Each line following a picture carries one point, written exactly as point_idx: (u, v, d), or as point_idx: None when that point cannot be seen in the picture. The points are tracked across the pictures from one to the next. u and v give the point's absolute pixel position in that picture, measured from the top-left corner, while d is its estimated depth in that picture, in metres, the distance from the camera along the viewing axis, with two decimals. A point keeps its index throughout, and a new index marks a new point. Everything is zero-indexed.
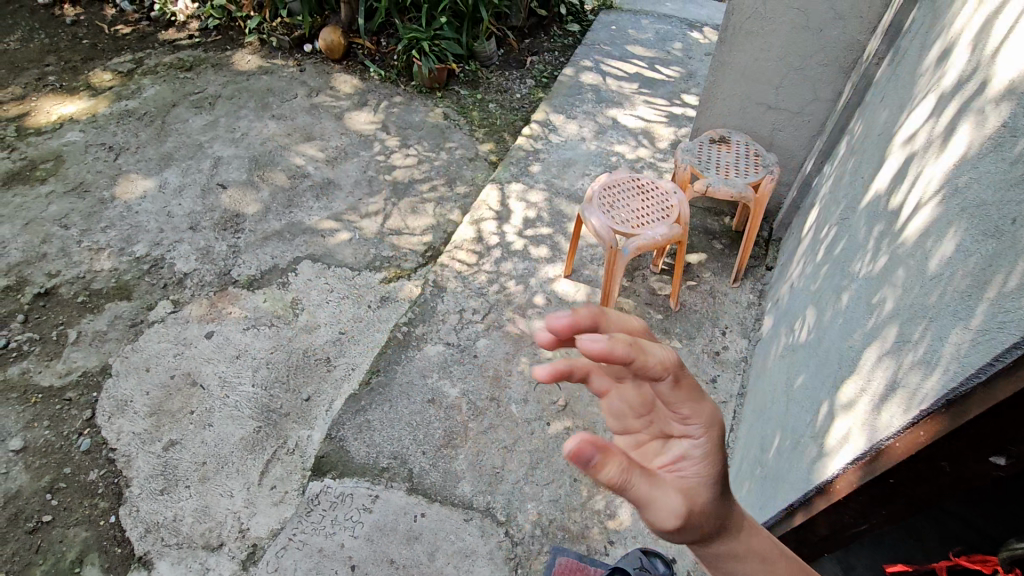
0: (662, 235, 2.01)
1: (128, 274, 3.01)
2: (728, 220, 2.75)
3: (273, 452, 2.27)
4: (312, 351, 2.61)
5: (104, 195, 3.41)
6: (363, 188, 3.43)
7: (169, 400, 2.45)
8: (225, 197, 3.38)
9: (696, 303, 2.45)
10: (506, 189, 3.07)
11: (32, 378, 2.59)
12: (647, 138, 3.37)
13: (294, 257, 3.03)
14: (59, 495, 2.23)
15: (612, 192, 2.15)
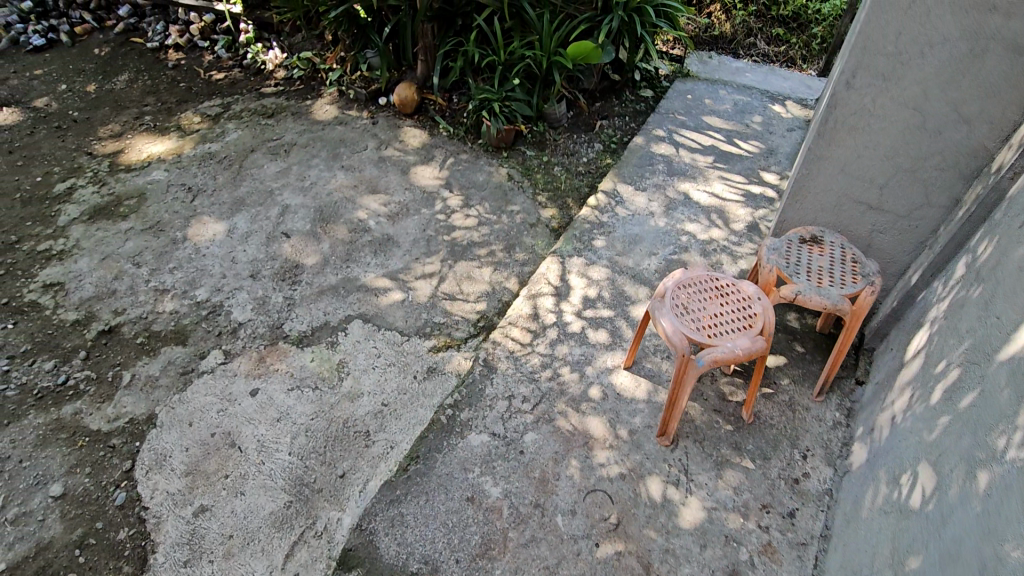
0: (742, 348, 1.79)
1: (187, 318, 3.05)
2: (811, 320, 2.49)
3: (300, 532, 2.17)
4: (352, 421, 2.51)
5: (176, 236, 3.53)
6: (420, 248, 3.40)
7: (207, 459, 2.41)
8: (288, 246, 3.43)
9: (773, 416, 2.18)
10: (566, 263, 2.94)
11: (83, 419, 2.62)
12: (720, 217, 3.17)
13: (346, 316, 3.01)
14: (87, 551, 2.19)
15: (687, 292, 1.97)
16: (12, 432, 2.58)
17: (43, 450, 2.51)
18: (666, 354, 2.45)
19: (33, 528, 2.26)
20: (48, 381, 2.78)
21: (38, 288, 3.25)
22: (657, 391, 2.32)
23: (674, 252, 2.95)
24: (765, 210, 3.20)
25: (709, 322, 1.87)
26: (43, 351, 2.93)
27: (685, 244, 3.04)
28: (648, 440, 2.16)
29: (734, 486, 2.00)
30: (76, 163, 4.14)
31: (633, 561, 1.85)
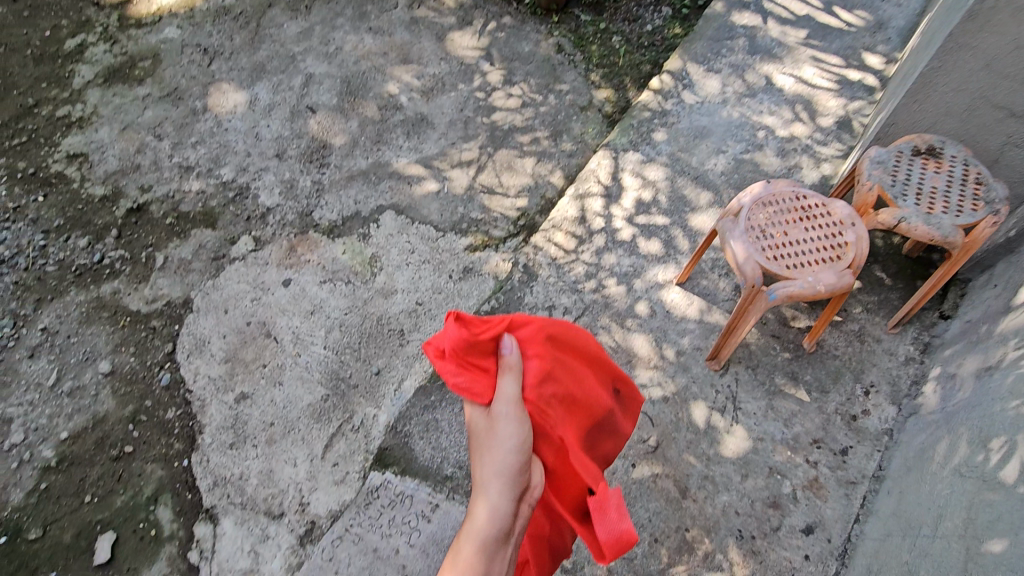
0: (824, 286, 1.56)
1: (215, 199, 2.91)
2: (898, 240, 2.19)
3: (338, 426, 2.21)
4: (386, 319, 2.46)
5: (196, 106, 3.27)
6: (457, 131, 3.08)
7: (244, 348, 2.42)
8: (314, 123, 3.16)
9: (838, 348, 2.01)
10: (620, 158, 2.62)
11: (122, 299, 2.63)
12: (806, 109, 2.72)
13: (378, 206, 2.83)
14: (140, 427, 2.29)
15: (766, 212, 1.70)
16: (57, 308, 2.62)
17: (88, 327, 2.55)
18: (725, 271, 2.24)
19: (88, 401, 2.37)
20: (85, 258, 2.76)
21: (62, 158, 3.12)
22: (711, 312, 2.15)
23: (746, 151, 2.58)
24: (861, 103, 2.72)
25: (789, 249, 1.62)
26: (76, 227, 2.87)
27: (760, 141, 2.65)
28: (697, 363, 2.03)
29: (785, 418, 1.90)
30: (83, 15, 3.75)
31: (670, 484, 1.82)
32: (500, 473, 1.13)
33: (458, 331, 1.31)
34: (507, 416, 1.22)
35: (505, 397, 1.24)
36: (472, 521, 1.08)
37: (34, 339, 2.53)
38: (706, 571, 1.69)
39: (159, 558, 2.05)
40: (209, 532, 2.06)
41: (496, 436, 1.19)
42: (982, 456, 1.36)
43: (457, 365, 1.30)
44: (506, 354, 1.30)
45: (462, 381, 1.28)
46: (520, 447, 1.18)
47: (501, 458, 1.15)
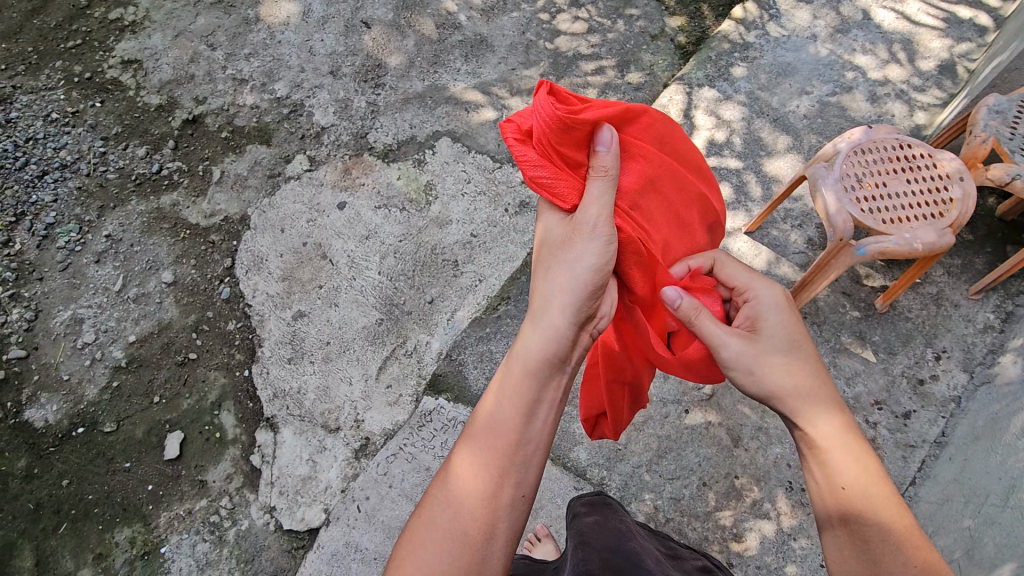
0: (922, 244, 1.48)
1: (269, 115, 2.86)
2: (992, 200, 2.05)
3: (391, 350, 2.26)
4: (440, 249, 2.45)
5: (248, 15, 3.15)
6: (518, 55, 2.92)
7: (301, 267, 2.46)
8: (369, 40, 3.03)
9: (912, 310, 1.93)
10: (694, 94, 2.46)
11: (181, 211, 2.66)
12: (904, 50, 2.49)
13: (433, 132, 2.75)
14: (203, 336, 2.39)
15: (864, 161, 1.58)
16: (119, 216, 2.67)
17: (150, 237, 2.61)
18: (798, 222, 2.14)
19: (153, 308, 2.45)
20: (143, 169, 2.78)
21: (117, 64, 3.08)
22: (779, 263, 2.07)
23: (832, 94, 2.40)
24: (968, 46, 2.48)
25: (887, 201, 1.52)
26: (133, 136, 2.87)
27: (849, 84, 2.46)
28: None
29: (847, 377, 1.86)
30: None
31: (723, 432, 1.83)
32: (565, 292, 1.22)
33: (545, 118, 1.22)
34: (592, 228, 1.23)
35: (593, 204, 1.24)
36: (527, 346, 1.21)
37: (100, 245, 2.60)
38: (753, 517, 1.73)
39: (224, 458, 2.18)
40: (270, 439, 2.18)
41: (574, 251, 1.23)
42: None
43: (540, 155, 1.26)
44: (600, 152, 1.26)
45: (546, 173, 1.26)
46: (597, 268, 1.23)
47: (573, 268, 1.23)
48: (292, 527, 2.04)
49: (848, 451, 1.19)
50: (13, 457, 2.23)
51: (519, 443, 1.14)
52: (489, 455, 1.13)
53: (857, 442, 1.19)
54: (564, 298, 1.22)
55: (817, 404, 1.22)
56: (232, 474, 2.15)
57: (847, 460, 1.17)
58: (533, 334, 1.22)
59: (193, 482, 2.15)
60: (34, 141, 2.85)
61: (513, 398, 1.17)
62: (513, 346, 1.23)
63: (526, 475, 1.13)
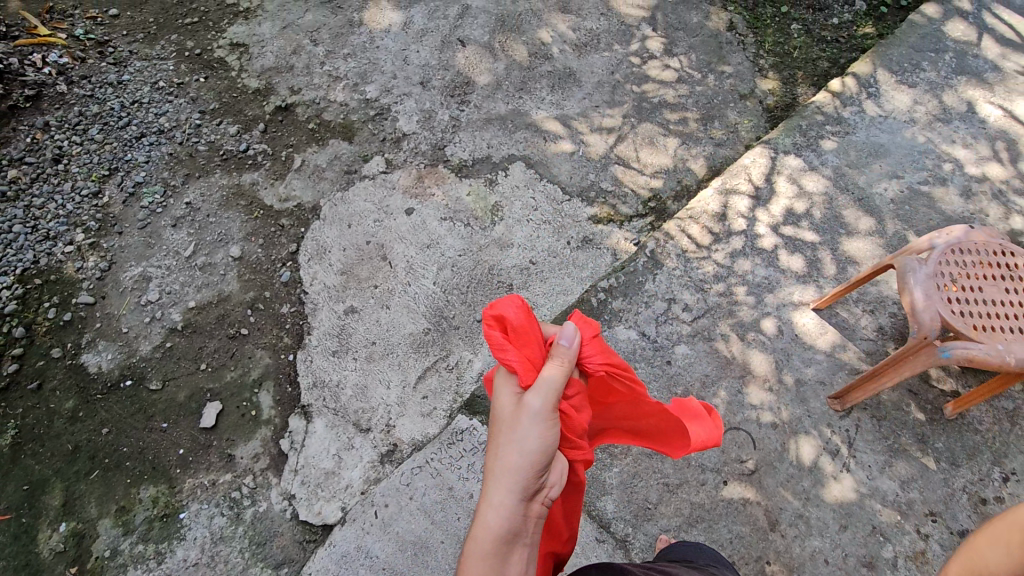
0: (1014, 358, 1.40)
1: (356, 114, 2.97)
2: None
3: (434, 361, 2.28)
4: (498, 270, 2.47)
5: (353, 18, 3.30)
6: (603, 94, 2.95)
7: (360, 264, 2.52)
8: (461, 57, 3.12)
9: (983, 422, 1.82)
10: (778, 160, 2.45)
11: (258, 192, 2.77)
12: (1007, 149, 2.42)
13: (509, 155, 2.79)
14: (257, 314, 2.46)
15: (958, 262, 1.52)
16: (202, 186, 2.80)
17: (225, 211, 2.72)
18: (870, 308, 2.06)
19: (216, 279, 2.55)
20: (232, 146, 2.92)
21: (226, 45, 3.27)
22: (845, 348, 2.00)
23: (922, 183, 2.35)
24: None
25: (981, 308, 1.46)
26: (228, 114, 3.03)
27: (942, 175, 2.40)
28: (816, 397, 1.91)
29: (903, 480, 1.76)
30: None
31: (760, 513, 1.75)
32: (515, 472, 1.10)
33: (516, 314, 1.28)
34: (540, 415, 1.16)
35: (545, 389, 1.18)
36: (480, 538, 1.06)
37: (179, 211, 2.73)
38: None
39: (255, 437, 2.22)
40: (302, 426, 2.21)
41: (522, 431, 1.14)
42: None
43: (505, 340, 1.25)
44: (562, 344, 1.24)
45: (509, 358, 1.22)
46: (546, 448, 1.14)
47: (518, 455, 1.12)
48: (308, 519, 2.06)
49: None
50: (62, 396, 2.33)
51: None
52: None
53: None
54: (512, 478, 1.10)
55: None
56: (260, 454, 2.19)
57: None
58: (487, 510, 1.08)
59: (221, 454, 2.20)
60: (139, 105, 3.04)
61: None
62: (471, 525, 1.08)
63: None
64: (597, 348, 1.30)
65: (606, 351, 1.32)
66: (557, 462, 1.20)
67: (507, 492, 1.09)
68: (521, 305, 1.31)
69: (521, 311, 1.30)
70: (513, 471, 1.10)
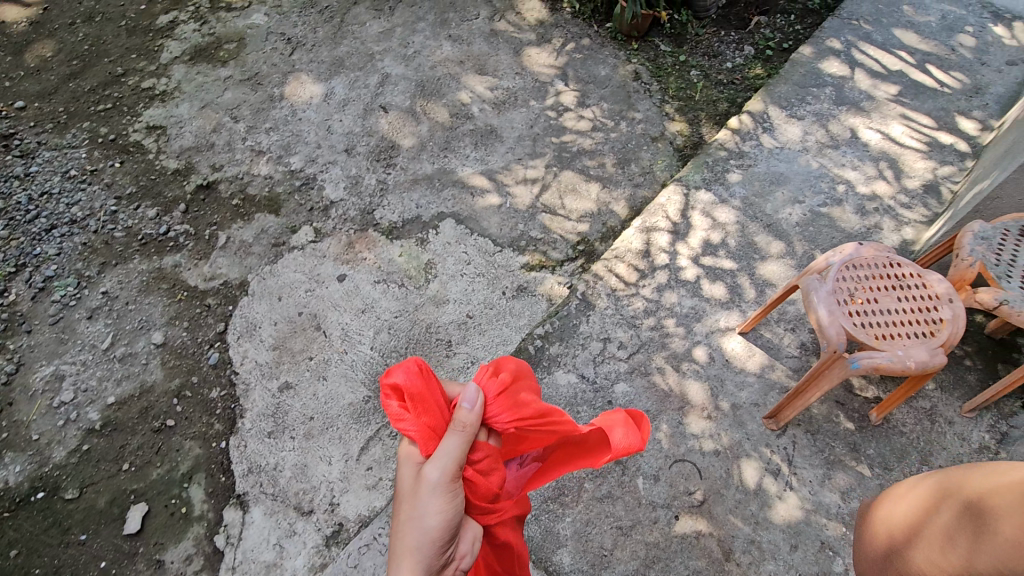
0: (914, 362, 1.49)
1: (281, 186, 2.96)
2: (981, 318, 2.06)
3: (376, 429, 2.21)
4: (435, 328, 2.46)
5: (273, 93, 3.33)
6: (525, 147, 3.07)
7: (293, 337, 2.45)
8: (385, 122, 3.19)
9: (906, 424, 1.90)
10: (691, 196, 2.61)
11: (181, 273, 2.68)
12: (890, 168, 2.66)
13: (438, 212, 2.84)
14: (184, 402, 2.33)
15: (852, 275, 1.63)
16: (119, 273, 2.69)
17: (146, 296, 2.61)
18: (792, 326, 2.17)
19: (138, 369, 2.41)
20: (151, 229, 2.83)
21: (142, 128, 3.22)
22: (773, 367, 2.08)
23: (822, 205, 2.54)
24: (950, 168, 2.65)
25: (878, 317, 1.56)
26: (147, 197, 2.95)
27: (838, 196, 2.60)
28: (753, 419, 1.96)
29: (843, 490, 1.81)
30: None
31: (713, 544, 1.75)
32: (414, 553, 1.13)
33: (409, 380, 1.23)
34: (437, 489, 1.17)
35: (440, 461, 1.19)
36: None
37: (95, 301, 2.60)
38: None
39: (186, 537, 2.06)
40: (238, 518, 2.08)
41: (420, 508, 1.16)
42: None
43: (402, 409, 1.24)
44: (463, 408, 1.24)
45: (408, 428, 1.22)
46: (445, 521, 1.17)
47: (416, 533, 1.15)
48: None
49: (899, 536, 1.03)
50: None
51: None
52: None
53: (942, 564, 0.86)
54: (414, 557, 1.14)
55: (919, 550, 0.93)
56: (193, 555, 2.03)
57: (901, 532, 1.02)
58: None
59: (149, 561, 2.03)
60: (48, 196, 2.94)
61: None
62: None
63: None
64: (502, 403, 1.30)
65: (513, 404, 1.31)
66: (467, 527, 1.23)
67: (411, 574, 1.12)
68: (414, 368, 1.26)
69: (415, 375, 1.25)
70: (415, 551, 1.14)
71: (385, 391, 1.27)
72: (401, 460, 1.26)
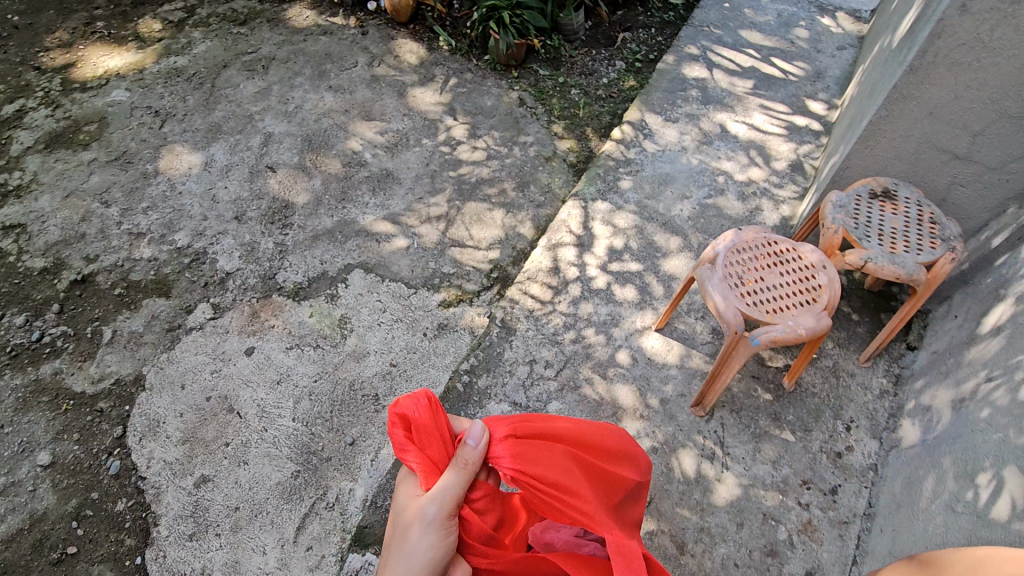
0: (805, 329, 1.60)
1: (169, 266, 2.76)
2: (859, 275, 2.26)
3: (311, 505, 2.07)
4: (359, 384, 2.36)
5: (147, 169, 3.13)
6: (423, 185, 3.07)
7: (205, 425, 2.27)
8: (275, 182, 3.08)
9: (816, 384, 2.03)
10: (589, 207, 2.71)
11: (64, 380, 2.41)
12: (760, 154, 2.90)
13: (345, 264, 2.75)
14: (84, 524, 2.07)
15: (740, 260, 1.74)
16: None
17: (23, 414, 2.32)
18: (701, 314, 2.27)
19: (23, 499, 2.12)
20: (22, 338, 2.54)
21: None
22: (691, 355, 2.17)
23: (707, 197, 2.72)
24: (809, 146, 2.93)
25: (770, 294, 1.67)
26: (12, 303, 2.65)
27: (720, 186, 2.79)
28: (682, 410, 2.02)
29: (773, 460, 1.89)
30: (23, 80, 3.53)
31: (667, 541, 1.77)
32: None
33: (418, 412, 1.24)
34: (432, 523, 1.16)
35: (437, 496, 1.18)
36: None
37: None
38: None
39: None
40: None
41: (409, 540, 1.16)
42: (972, 492, 1.43)
43: (407, 439, 1.25)
44: (467, 444, 1.22)
45: (409, 460, 1.23)
46: (432, 559, 1.16)
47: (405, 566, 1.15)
48: None
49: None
50: None
51: None
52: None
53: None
54: None
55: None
56: None
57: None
58: None
59: None
60: None
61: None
62: None
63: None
64: (510, 449, 1.25)
65: (518, 453, 1.24)
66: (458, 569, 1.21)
67: None
68: (424, 400, 1.27)
69: (424, 408, 1.25)
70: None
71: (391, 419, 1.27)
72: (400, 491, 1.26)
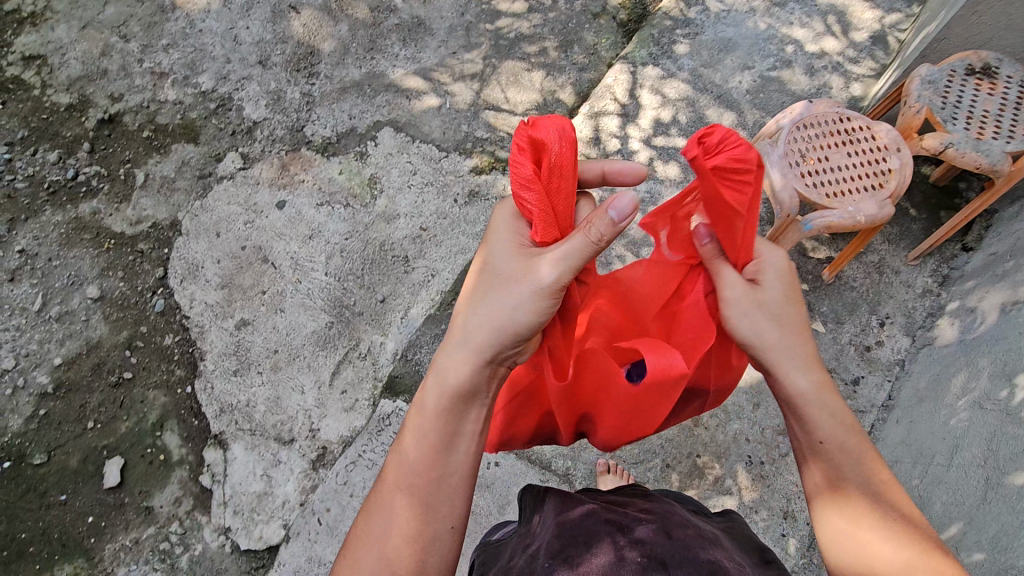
0: (864, 217, 1.50)
1: (195, 111, 2.67)
2: (927, 168, 2.09)
3: (344, 354, 2.19)
4: (389, 245, 2.37)
5: (163, 2, 2.89)
6: (458, 38, 2.81)
7: (241, 273, 2.33)
8: (298, 25, 2.85)
9: (857, 278, 1.98)
10: (638, 73, 2.48)
11: (104, 220, 2.46)
12: (839, 22, 2.56)
13: (374, 121, 2.63)
14: (137, 354, 2.23)
15: (805, 137, 1.61)
16: (33, 229, 2.44)
17: (69, 249, 2.40)
18: None
19: (80, 327, 2.27)
20: (57, 175, 2.55)
21: (17, 61, 2.79)
22: None
23: (772, 70, 2.45)
24: (899, 15, 2.56)
25: (833, 174, 1.56)
26: (43, 139, 2.63)
27: (788, 58, 2.51)
28: None
29: None
30: None
31: None
32: (484, 331, 1.11)
33: (558, 146, 1.09)
34: (541, 284, 1.09)
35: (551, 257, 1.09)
36: (436, 376, 1.13)
37: (13, 262, 2.38)
38: (715, 494, 1.78)
39: (171, 481, 2.07)
40: (219, 457, 2.08)
41: (508, 291, 1.11)
42: (1006, 392, 1.45)
43: (534, 177, 1.10)
44: (609, 216, 1.02)
45: (528, 203, 1.11)
46: (527, 320, 1.10)
47: (504, 316, 1.10)
48: (250, 547, 1.97)
49: (807, 393, 1.14)
50: None
51: (437, 477, 1.08)
52: (408, 505, 1.07)
53: (837, 400, 1.13)
54: (479, 333, 1.11)
55: (799, 366, 1.15)
56: (181, 497, 2.05)
57: (755, 326, 1.16)
58: (447, 364, 1.12)
59: (139, 509, 2.04)
60: None
61: (432, 441, 1.09)
62: (429, 375, 1.13)
63: (445, 524, 1.07)
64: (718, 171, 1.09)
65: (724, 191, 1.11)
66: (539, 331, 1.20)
67: (461, 349, 1.12)
68: (568, 136, 1.10)
69: (567, 144, 1.10)
70: (476, 329, 1.11)
71: (521, 146, 1.11)
72: (501, 238, 1.18)
